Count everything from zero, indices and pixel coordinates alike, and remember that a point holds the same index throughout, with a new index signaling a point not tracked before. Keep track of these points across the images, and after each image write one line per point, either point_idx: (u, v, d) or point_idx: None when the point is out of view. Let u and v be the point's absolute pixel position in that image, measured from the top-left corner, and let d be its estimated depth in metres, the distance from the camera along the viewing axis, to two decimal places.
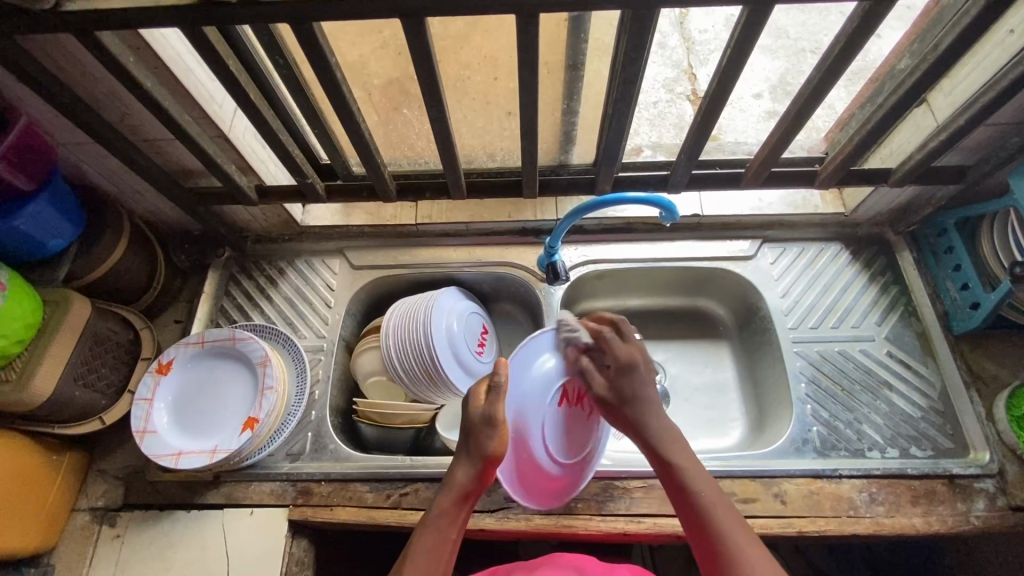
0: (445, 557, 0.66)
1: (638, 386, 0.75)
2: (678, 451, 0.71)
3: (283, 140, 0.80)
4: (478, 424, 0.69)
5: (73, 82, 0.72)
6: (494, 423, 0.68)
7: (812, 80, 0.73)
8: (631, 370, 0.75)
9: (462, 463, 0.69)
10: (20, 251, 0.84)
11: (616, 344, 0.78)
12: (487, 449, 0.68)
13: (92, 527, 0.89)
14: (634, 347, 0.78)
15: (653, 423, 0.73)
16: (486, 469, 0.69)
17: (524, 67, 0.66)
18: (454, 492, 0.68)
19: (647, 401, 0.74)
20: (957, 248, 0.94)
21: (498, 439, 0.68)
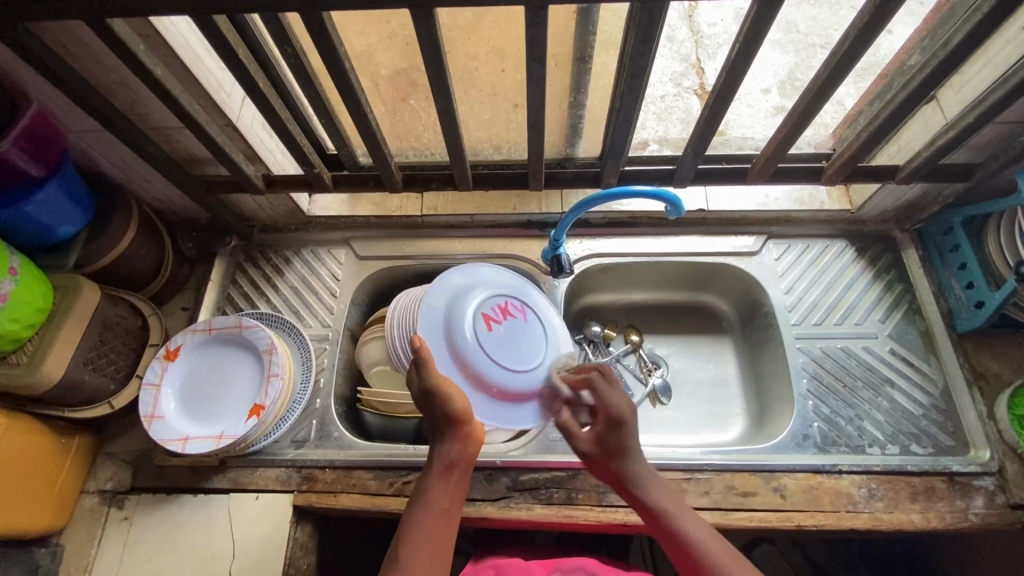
0: (443, 529, 0.66)
1: (626, 441, 0.73)
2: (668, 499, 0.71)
3: (292, 130, 0.81)
4: (422, 399, 0.70)
5: (84, 69, 0.72)
6: (435, 389, 0.69)
7: (820, 76, 0.72)
8: (619, 421, 0.72)
9: (436, 437, 0.70)
10: (30, 236, 0.84)
11: (604, 393, 0.73)
12: (449, 413, 0.69)
13: (100, 510, 0.91)
14: (620, 396, 0.73)
15: (639, 475, 0.72)
16: (455, 433, 0.70)
17: (531, 59, 0.66)
18: (438, 464, 0.69)
19: (633, 454, 0.73)
20: (962, 247, 0.94)
21: (448, 399, 0.69)
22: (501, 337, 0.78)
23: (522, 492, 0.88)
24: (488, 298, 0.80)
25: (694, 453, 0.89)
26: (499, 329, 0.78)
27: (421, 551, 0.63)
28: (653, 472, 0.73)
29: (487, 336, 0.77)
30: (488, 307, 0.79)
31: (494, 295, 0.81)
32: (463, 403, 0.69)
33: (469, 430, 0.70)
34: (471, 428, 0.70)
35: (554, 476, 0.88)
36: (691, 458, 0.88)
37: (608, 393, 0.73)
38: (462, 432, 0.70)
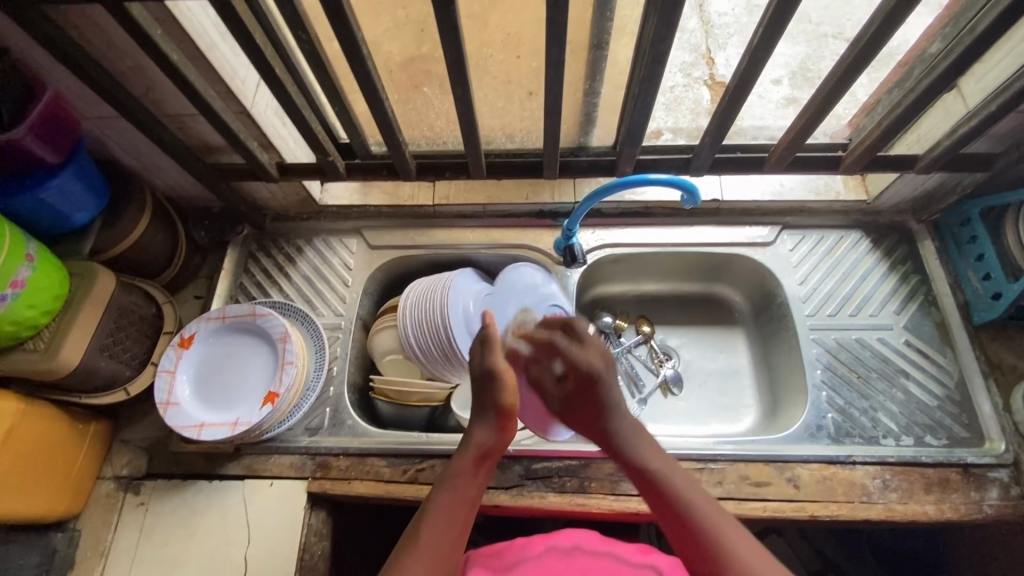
0: (463, 517, 0.68)
1: (603, 397, 0.78)
2: (660, 460, 0.74)
3: (307, 117, 0.80)
4: (480, 381, 0.73)
5: (100, 54, 0.72)
6: (495, 374, 0.72)
7: (844, 61, 0.72)
8: (589, 376, 0.78)
9: (477, 423, 0.72)
10: (46, 223, 0.85)
11: (571, 350, 0.80)
12: (499, 402, 0.72)
13: (116, 495, 0.92)
14: (592, 349, 0.80)
15: (627, 433, 0.76)
16: (500, 424, 0.73)
17: (551, 43, 0.65)
18: (470, 454, 0.71)
19: (611, 408, 0.78)
20: (981, 237, 0.92)
21: (502, 386, 0.72)
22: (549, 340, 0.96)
23: (535, 480, 0.88)
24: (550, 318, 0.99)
25: (707, 443, 0.89)
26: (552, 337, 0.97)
27: (440, 532, 0.66)
28: (636, 427, 0.77)
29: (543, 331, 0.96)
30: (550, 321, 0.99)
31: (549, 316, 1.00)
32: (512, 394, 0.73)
33: (510, 421, 0.74)
34: (511, 419, 0.73)
35: (567, 465, 0.88)
36: (705, 448, 0.88)
37: (573, 350, 0.81)
38: (506, 422, 0.73)
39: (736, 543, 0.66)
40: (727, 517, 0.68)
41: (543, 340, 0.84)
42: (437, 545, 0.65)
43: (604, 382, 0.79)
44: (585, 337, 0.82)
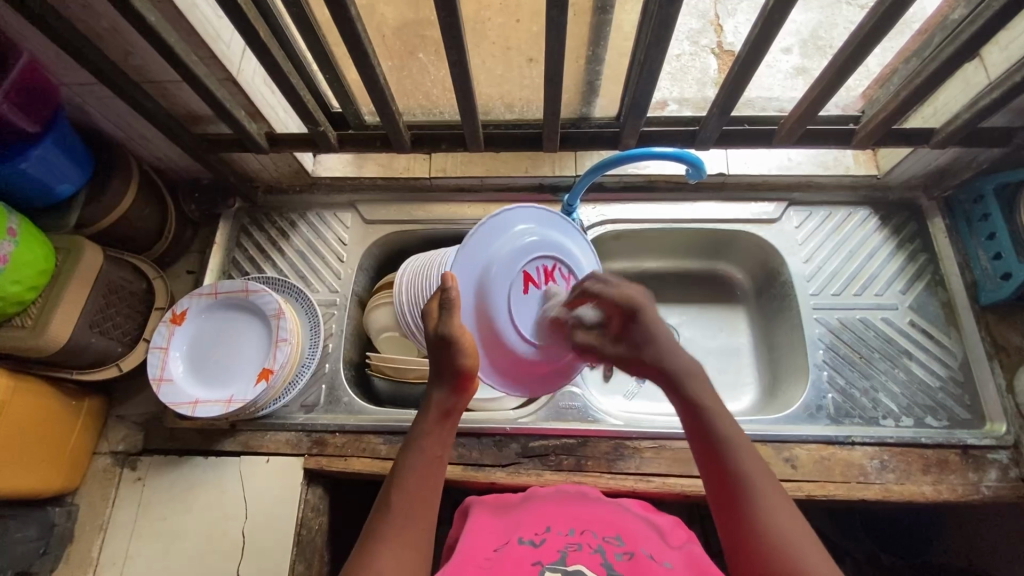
0: (434, 477, 0.64)
1: (654, 329, 0.69)
2: (715, 403, 0.64)
3: (295, 85, 0.76)
4: (436, 346, 0.67)
5: (74, 16, 0.68)
6: (451, 340, 0.66)
7: (863, 29, 0.67)
8: (634, 313, 0.69)
9: (434, 385, 0.68)
10: (28, 195, 0.82)
11: (603, 292, 0.71)
12: (457, 366, 0.67)
13: (113, 471, 0.92)
14: (632, 287, 0.72)
15: (682, 369, 0.67)
16: (459, 385, 0.68)
17: (552, 5, 0.61)
18: (432, 413, 0.67)
19: (664, 346, 0.68)
20: (993, 215, 0.89)
21: (460, 349, 0.66)
22: (527, 300, 0.75)
23: (532, 458, 0.87)
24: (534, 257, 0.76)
25: None
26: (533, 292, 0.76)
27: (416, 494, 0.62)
28: (693, 365, 0.68)
29: (518, 294, 0.74)
30: (530, 267, 0.76)
31: (530, 256, 0.75)
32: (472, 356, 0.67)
33: (470, 382, 0.68)
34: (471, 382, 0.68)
35: (564, 443, 0.88)
36: None
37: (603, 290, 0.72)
38: (465, 384, 0.68)
39: (776, 509, 0.57)
40: (775, 484, 0.59)
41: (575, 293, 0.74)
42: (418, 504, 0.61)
43: (648, 315, 0.70)
44: (611, 278, 0.73)
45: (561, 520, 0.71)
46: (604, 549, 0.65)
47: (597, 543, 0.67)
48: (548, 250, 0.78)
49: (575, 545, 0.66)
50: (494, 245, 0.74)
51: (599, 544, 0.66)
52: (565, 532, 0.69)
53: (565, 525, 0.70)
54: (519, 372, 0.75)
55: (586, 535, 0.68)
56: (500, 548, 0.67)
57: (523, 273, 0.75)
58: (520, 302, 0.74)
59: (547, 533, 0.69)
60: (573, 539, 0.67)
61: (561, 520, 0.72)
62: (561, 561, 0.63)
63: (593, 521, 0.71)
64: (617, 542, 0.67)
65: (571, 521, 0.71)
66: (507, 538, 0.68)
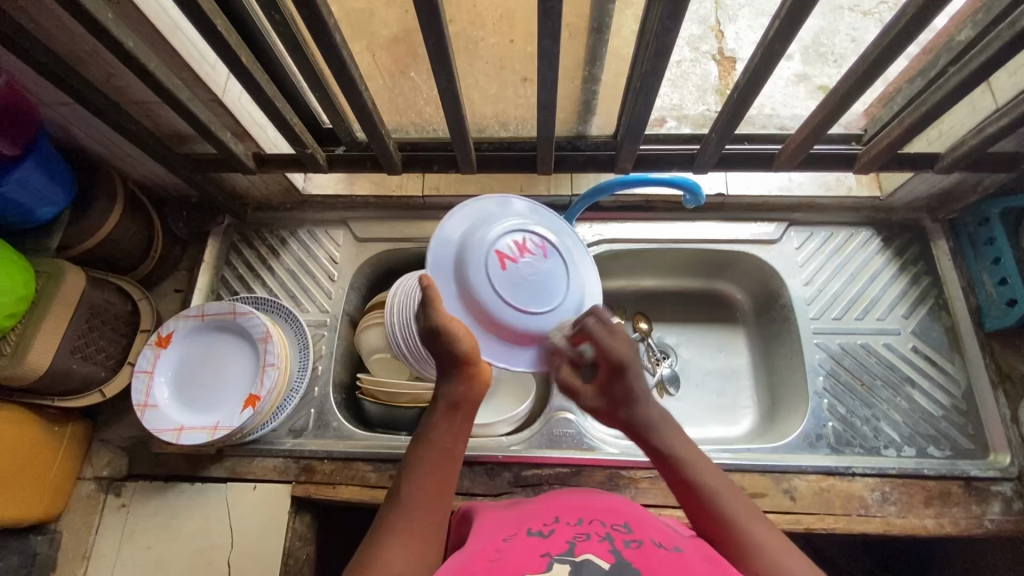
0: (445, 471, 0.62)
1: (633, 388, 0.67)
2: (691, 451, 0.65)
3: (282, 109, 0.74)
4: (431, 340, 0.64)
5: (52, 40, 0.66)
6: (440, 330, 0.63)
7: (868, 57, 0.65)
8: (620, 369, 0.67)
9: (440, 376, 0.65)
10: (9, 218, 0.80)
11: (603, 338, 0.67)
12: (453, 355, 0.63)
13: (97, 497, 0.90)
14: (623, 341, 0.68)
15: (656, 422, 0.67)
16: (464, 375, 0.64)
17: (544, 34, 0.59)
18: (440, 404, 0.65)
19: (640, 408, 0.67)
20: (998, 240, 0.87)
21: (454, 336, 0.63)
22: (512, 276, 0.67)
23: (524, 488, 0.86)
24: (502, 233, 0.69)
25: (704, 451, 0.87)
26: (513, 266, 0.67)
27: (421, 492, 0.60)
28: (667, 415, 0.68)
29: (496, 274, 0.67)
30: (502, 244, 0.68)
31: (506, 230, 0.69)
32: (469, 340, 0.64)
33: (476, 370, 0.65)
34: (477, 366, 0.65)
35: (558, 473, 0.86)
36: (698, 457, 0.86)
37: (606, 339, 0.67)
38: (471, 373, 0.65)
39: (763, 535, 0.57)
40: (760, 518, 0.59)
41: (578, 329, 0.68)
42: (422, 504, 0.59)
43: (630, 378, 0.67)
44: (614, 321, 0.68)
45: (568, 511, 0.63)
46: (613, 536, 0.58)
47: (606, 533, 0.59)
48: (521, 224, 0.71)
49: (583, 535, 0.58)
50: (458, 234, 0.70)
51: (608, 533, 0.59)
52: (573, 523, 0.61)
53: (572, 515, 0.62)
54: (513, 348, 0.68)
55: (594, 524, 0.60)
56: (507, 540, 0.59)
57: (494, 252, 0.68)
58: (502, 276, 0.67)
59: (555, 524, 0.60)
60: (581, 529, 0.59)
61: (568, 510, 0.63)
62: (569, 552, 0.55)
63: (600, 511, 0.63)
64: (626, 530, 0.59)
65: (578, 511, 0.63)
66: (515, 530, 0.61)
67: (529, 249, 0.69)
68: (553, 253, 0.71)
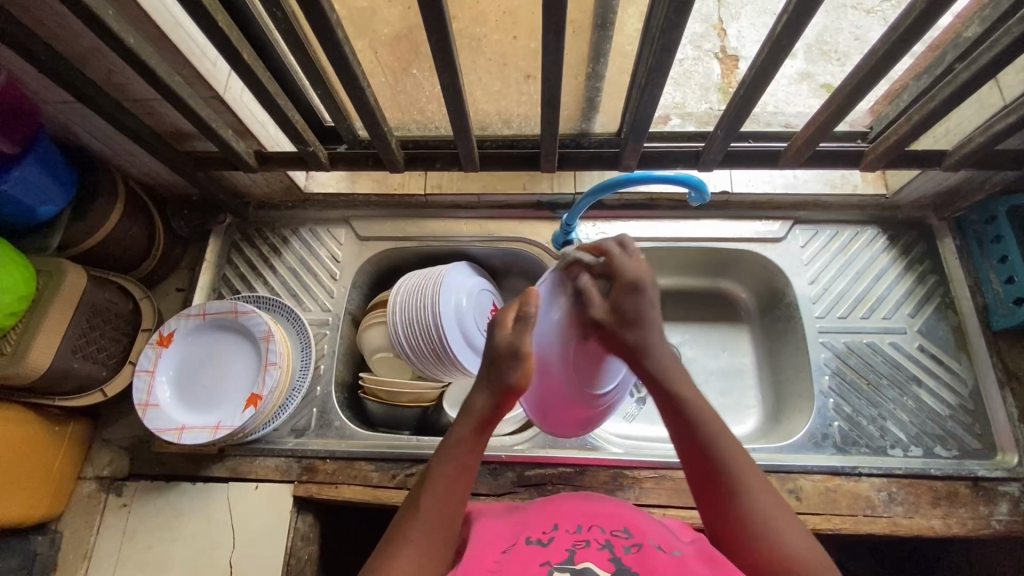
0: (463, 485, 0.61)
1: (645, 307, 0.64)
2: (695, 395, 0.64)
3: (283, 106, 0.73)
4: (501, 355, 0.63)
5: (52, 36, 0.65)
6: (507, 354, 0.62)
7: (875, 53, 0.64)
8: (636, 286, 0.64)
9: (479, 393, 0.63)
10: (9, 217, 0.79)
11: (620, 257, 0.67)
12: (507, 382, 0.62)
13: (99, 496, 0.90)
14: (640, 262, 0.67)
15: (663, 357, 0.65)
16: (506, 400, 0.63)
17: (548, 30, 0.58)
18: (471, 421, 0.63)
19: (649, 329, 0.64)
20: (1006, 238, 0.87)
21: (524, 366, 0.62)
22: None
23: (528, 488, 0.85)
24: None
25: None
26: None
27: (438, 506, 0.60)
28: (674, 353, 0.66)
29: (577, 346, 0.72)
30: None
31: None
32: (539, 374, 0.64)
33: (516, 397, 0.64)
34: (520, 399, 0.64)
35: (562, 472, 0.86)
36: None
37: (624, 258, 0.67)
38: (508, 399, 0.63)
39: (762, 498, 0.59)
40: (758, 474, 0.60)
41: (597, 248, 0.70)
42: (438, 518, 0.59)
43: (646, 295, 0.65)
44: (636, 248, 0.69)
45: (567, 514, 0.63)
46: (612, 542, 0.58)
47: (605, 539, 0.59)
48: None
49: (583, 542, 0.58)
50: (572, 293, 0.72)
51: (607, 539, 0.59)
52: (572, 529, 0.61)
53: (571, 521, 0.62)
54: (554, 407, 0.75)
55: (594, 529, 0.60)
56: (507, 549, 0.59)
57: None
58: None
59: (555, 530, 0.61)
60: (580, 536, 0.59)
61: (567, 515, 0.63)
62: (569, 560, 0.56)
63: (598, 515, 0.63)
64: (626, 536, 0.60)
65: (576, 515, 0.63)
66: (514, 538, 0.60)
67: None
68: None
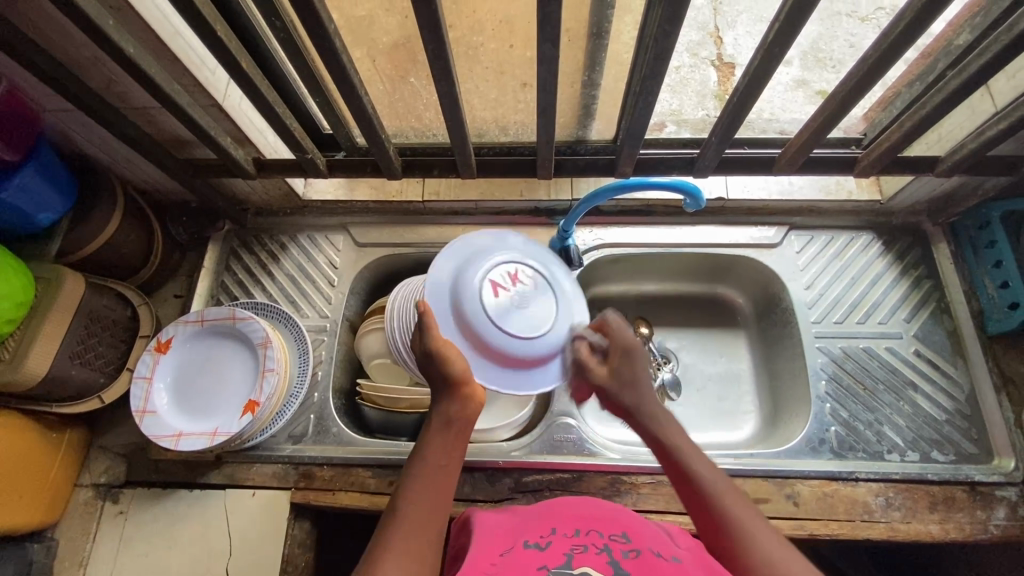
0: (440, 481, 0.62)
1: (638, 371, 0.71)
2: (688, 444, 0.66)
3: (281, 113, 0.74)
4: (424, 361, 0.67)
5: (53, 45, 0.66)
6: (434, 352, 0.66)
7: (867, 61, 0.65)
8: (629, 353, 0.72)
9: (434, 395, 0.67)
10: (9, 224, 0.80)
11: (614, 325, 0.73)
12: (445, 373, 0.66)
13: (95, 503, 0.90)
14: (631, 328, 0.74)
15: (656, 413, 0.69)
16: (457, 394, 0.66)
17: (543, 39, 0.59)
18: (434, 422, 0.66)
19: (642, 390, 0.70)
20: (1000, 243, 0.88)
21: (447, 360, 0.66)
22: (504, 306, 0.71)
23: (525, 494, 0.85)
24: (496, 265, 0.73)
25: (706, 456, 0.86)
26: (507, 293, 0.72)
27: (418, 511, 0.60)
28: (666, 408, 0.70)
29: (491, 301, 0.70)
30: (498, 274, 0.73)
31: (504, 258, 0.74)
32: (461, 363, 0.66)
33: (468, 388, 0.66)
34: (470, 387, 0.66)
35: (559, 478, 0.85)
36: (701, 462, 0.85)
37: (615, 326, 0.73)
38: (460, 389, 0.66)
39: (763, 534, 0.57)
40: (758, 515, 0.59)
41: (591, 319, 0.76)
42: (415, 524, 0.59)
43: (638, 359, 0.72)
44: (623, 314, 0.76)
45: (566, 520, 0.64)
46: (610, 547, 0.58)
47: (603, 544, 0.59)
48: (517, 253, 0.76)
49: (581, 546, 0.59)
50: (457, 265, 0.73)
51: (606, 544, 0.59)
52: (570, 533, 0.61)
53: (569, 526, 0.63)
54: (507, 368, 0.70)
55: (592, 535, 0.61)
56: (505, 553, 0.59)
57: (489, 281, 0.71)
58: (496, 304, 0.70)
59: (553, 535, 0.61)
60: (578, 540, 0.60)
61: (565, 521, 0.64)
62: (567, 565, 0.56)
63: (597, 521, 0.64)
64: (624, 541, 0.60)
65: (575, 522, 0.64)
66: (512, 542, 0.61)
67: (521, 280, 0.74)
68: (543, 286, 0.75)
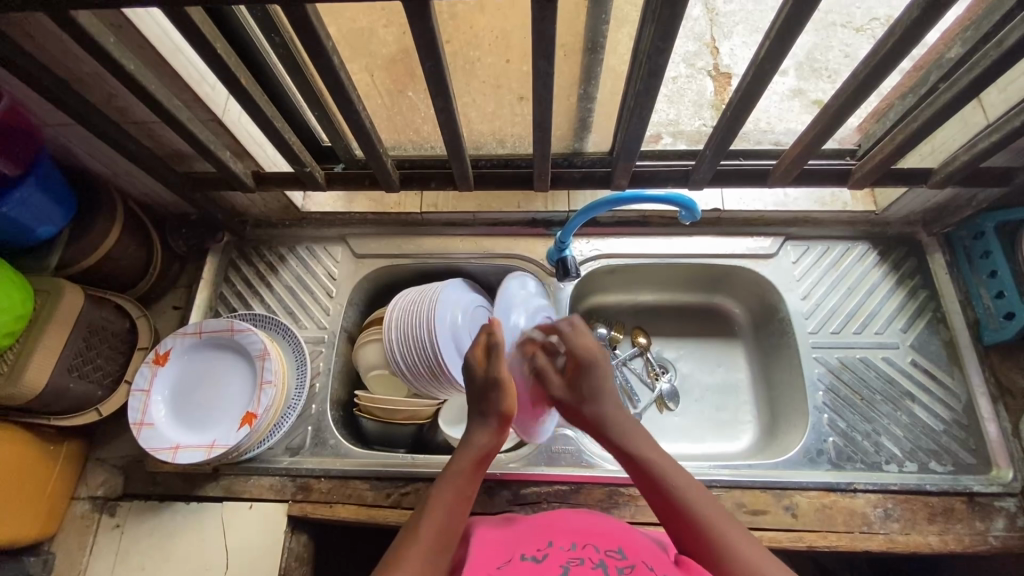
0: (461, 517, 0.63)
1: (599, 382, 0.74)
2: (655, 453, 0.69)
3: (280, 127, 0.75)
4: (485, 387, 0.70)
5: (54, 62, 0.67)
6: (498, 382, 0.70)
7: (857, 76, 0.66)
8: (588, 364, 0.75)
9: (479, 426, 0.69)
10: (9, 238, 0.80)
11: (572, 335, 0.77)
12: (503, 408, 0.69)
13: (92, 517, 0.89)
14: (592, 339, 0.77)
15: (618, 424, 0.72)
16: (503, 429, 0.70)
17: (538, 55, 0.60)
18: (472, 454, 0.67)
19: (604, 401, 0.73)
20: (994, 253, 0.88)
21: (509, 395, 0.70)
22: None
23: (523, 506, 0.85)
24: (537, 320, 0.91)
25: (704, 467, 0.86)
26: None
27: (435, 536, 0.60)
28: (631, 418, 0.73)
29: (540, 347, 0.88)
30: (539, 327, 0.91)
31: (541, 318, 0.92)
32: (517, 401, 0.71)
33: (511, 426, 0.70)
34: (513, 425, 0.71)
35: (557, 490, 0.85)
36: (698, 474, 0.85)
37: (573, 337, 0.77)
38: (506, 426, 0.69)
39: (736, 536, 0.61)
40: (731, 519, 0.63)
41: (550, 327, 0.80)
42: (432, 551, 0.60)
43: (598, 369, 0.75)
44: (582, 324, 0.79)
45: (564, 532, 0.64)
46: (606, 563, 0.59)
47: (599, 558, 0.60)
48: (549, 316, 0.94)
49: (577, 559, 0.59)
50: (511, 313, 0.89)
51: (602, 559, 0.60)
52: (567, 546, 0.62)
53: (566, 538, 0.63)
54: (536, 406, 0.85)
55: (588, 548, 0.61)
56: (502, 565, 0.60)
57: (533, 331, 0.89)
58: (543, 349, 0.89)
59: (550, 548, 0.61)
60: (575, 553, 0.60)
61: (563, 533, 0.64)
62: None
63: (594, 534, 0.64)
64: (620, 557, 0.60)
65: (572, 534, 0.64)
66: (510, 553, 0.61)
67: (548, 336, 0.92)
68: None
